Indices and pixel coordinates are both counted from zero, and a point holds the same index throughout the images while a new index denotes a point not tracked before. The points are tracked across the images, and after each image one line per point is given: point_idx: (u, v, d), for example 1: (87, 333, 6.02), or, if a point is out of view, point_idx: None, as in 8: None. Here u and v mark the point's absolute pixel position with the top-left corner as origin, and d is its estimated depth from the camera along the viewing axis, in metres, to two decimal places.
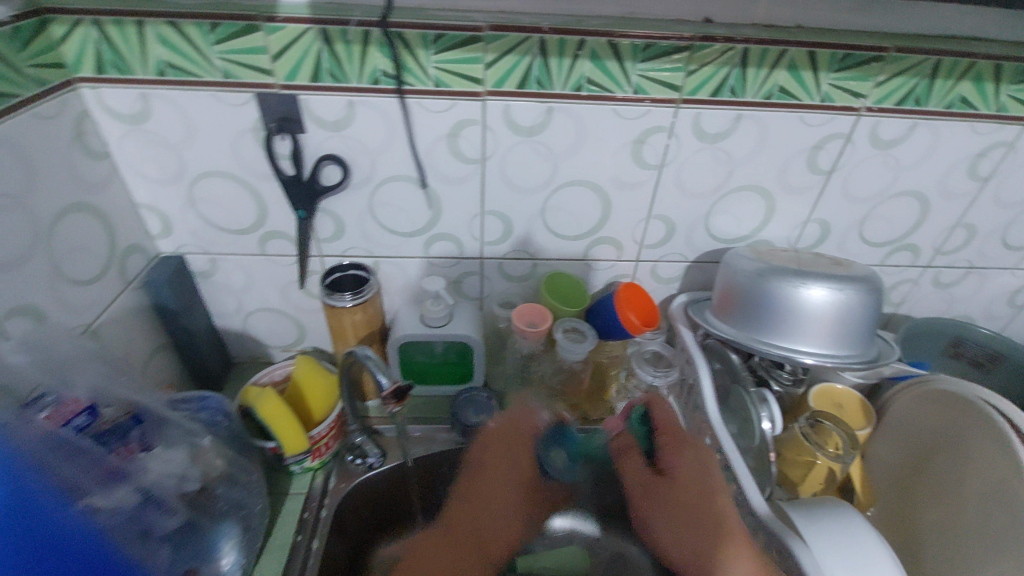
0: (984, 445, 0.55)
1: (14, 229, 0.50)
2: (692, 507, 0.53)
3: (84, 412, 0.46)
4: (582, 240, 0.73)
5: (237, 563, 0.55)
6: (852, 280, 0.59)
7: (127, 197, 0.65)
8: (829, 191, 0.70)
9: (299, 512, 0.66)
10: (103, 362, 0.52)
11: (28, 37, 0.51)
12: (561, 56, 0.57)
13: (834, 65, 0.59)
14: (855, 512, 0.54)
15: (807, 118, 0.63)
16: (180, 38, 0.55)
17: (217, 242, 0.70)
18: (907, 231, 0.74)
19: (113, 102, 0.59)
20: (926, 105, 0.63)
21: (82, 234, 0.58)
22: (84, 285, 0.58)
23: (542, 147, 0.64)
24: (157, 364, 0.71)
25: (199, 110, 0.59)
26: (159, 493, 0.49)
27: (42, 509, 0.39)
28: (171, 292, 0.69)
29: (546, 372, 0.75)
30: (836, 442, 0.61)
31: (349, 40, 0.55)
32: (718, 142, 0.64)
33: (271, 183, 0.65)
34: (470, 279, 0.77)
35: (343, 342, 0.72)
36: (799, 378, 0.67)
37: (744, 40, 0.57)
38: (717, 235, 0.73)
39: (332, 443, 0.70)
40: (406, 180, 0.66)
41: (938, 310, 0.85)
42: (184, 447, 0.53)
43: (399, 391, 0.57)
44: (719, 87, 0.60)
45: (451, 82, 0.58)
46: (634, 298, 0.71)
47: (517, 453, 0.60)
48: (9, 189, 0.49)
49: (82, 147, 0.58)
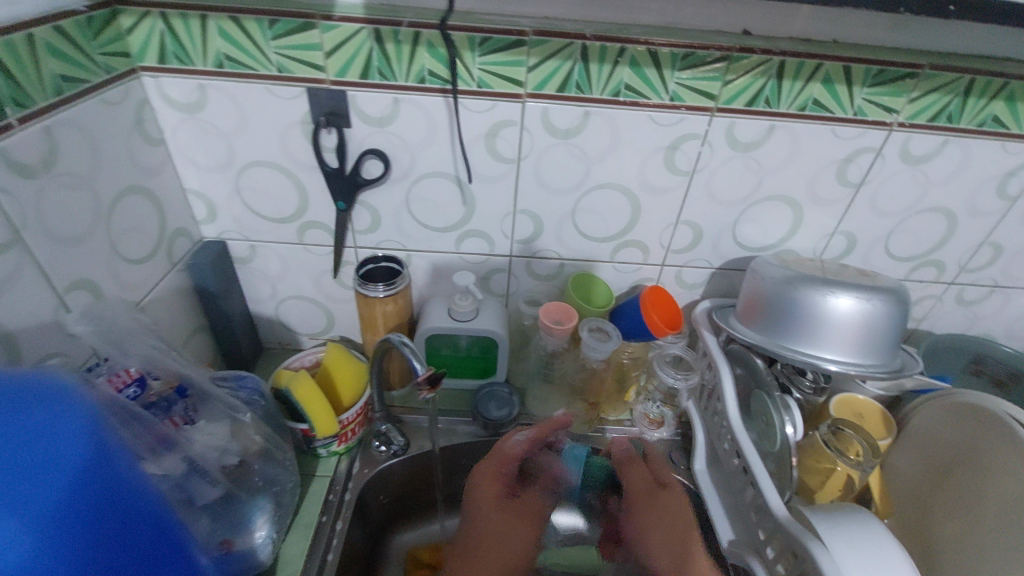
0: (1007, 460, 0.55)
1: (79, 207, 0.53)
2: (673, 530, 0.65)
3: (134, 383, 0.50)
4: (610, 242, 0.75)
5: (268, 537, 0.57)
6: (879, 291, 0.60)
7: (178, 183, 0.68)
8: (856, 204, 0.71)
9: (324, 494, 0.68)
10: (155, 337, 0.55)
11: (100, 27, 0.54)
12: (602, 62, 0.59)
13: (868, 80, 0.60)
14: (874, 519, 0.55)
15: (838, 131, 0.64)
16: (240, 33, 0.57)
17: (258, 229, 0.73)
18: (933, 246, 0.75)
19: (172, 91, 0.62)
20: (958, 122, 0.64)
21: (137, 216, 0.61)
22: (136, 264, 0.61)
23: (577, 150, 0.66)
24: (195, 344, 0.73)
25: (252, 102, 0.62)
26: (203, 464, 0.51)
27: (119, 478, 0.36)
28: (213, 275, 0.71)
29: (569, 370, 0.77)
30: (857, 450, 0.61)
31: (399, 40, 0.57)
32: (750, 151, 0.66)
33: (314, 175, 0.68)
34: (498, 276, 0.79)
35: (373, 331, 0.74)
36: (820, 387, 0.68)
37: (781, 53, 0.58)
38: (744, 243, 0.75)
39: (358, 429, 0.72)
40: (443, 176, 0.68)
41: (960, 328, 0.86)
42: (225, 422, 0.56)
43: (433, 378, 0.59)
44: (754, 98, 0.61)
45: (493, 84, 0.61)
46: (658, 301, 0.72)
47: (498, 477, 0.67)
48: (77, 169, 0.52)
49: (141, 133, 0.61)
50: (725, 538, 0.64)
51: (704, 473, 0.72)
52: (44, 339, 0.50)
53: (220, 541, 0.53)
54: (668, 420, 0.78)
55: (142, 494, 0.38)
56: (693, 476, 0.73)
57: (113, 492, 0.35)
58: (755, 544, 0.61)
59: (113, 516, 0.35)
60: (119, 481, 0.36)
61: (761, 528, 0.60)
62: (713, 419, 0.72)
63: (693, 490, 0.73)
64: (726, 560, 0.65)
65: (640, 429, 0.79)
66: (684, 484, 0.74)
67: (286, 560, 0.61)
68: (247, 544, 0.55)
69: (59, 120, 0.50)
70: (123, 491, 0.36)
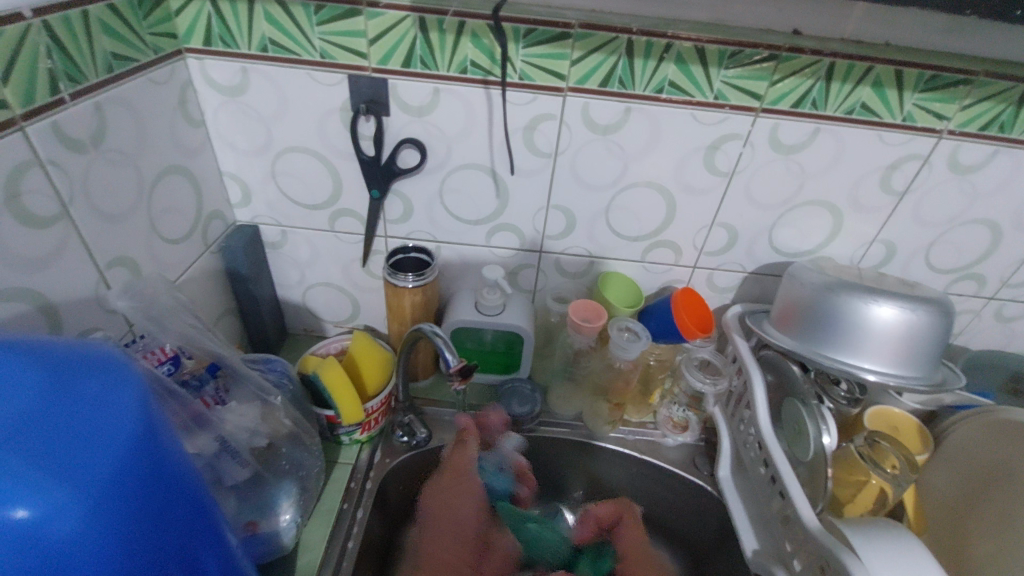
0: None
1: (123, 183, 0.54)
2: None
3: (169, 361, 0.51)
4: (642, 241, 0.74)
5: (293, 521, 0.57)
6: (922, 301, 0.59)
7: (214, 165, 0.69)
8: (898, 212, 0.69)
9: (346, 481, 0.67)
10: (192, 316, 0.55)
11: (150, 8, 0.55)
12: (647, 58, 0.58)
13: (919, 85, 0.59)
14: (908, 534, 0.53)
15: (886, 136, 0.63)
16: (286, 18, 0.58)
17: (291, 215, 0.74)
18: (975, 259, 0.73)
19: (215, 74, 0.62)
20: (1011, 132, 0.62)
21: (176, 196, 0.61)
22: (173, 244, 0.62)
23: (616, 147, 0.65)
24: (224, 326, 0.74)
25: (293, 86, 0.62)
26: (234, 443, 0.52)
27: (164, 455, 0.34)
28: (244, 258, 0.72)
29: (594, 370, 0.76)
30: (893, 463, 0.60)
31: (444, 29, 0.57)
32: (793, 154, 0.65)
33: (351, 163, 0.68)
34: (527, 271, 0.78)
35: (400, 322, 0.74)
36: (855, 399, 0.66)
37: (831, 54, 0.57)
38: (780, 249, 0.74)
39: (381, 419, 0.72)
40: (477, 168, 0.68)
41: (997, 344, 0.83)
42: (256, 404, 0.56)
43: (465, 370, 0.58)
44: (801, 100, 0.60)
45: (535, 76, 0.60)
46: (691, 303, 0.71)
47: (459, 497, 0.68)
48: (123, 146, 0.53)
49: (184, 114, 0.62)
50: (750, 547, 0.63)
51: (728, 481, 0.70)
52: (86, 313, 0.50)
53: (246, 522, 0.54)
54: (692, 425, 0.77)
55: (184, 476, 0.37)
56: (716, 483, 0.72)
57: (158, 472, 0.34)
58: (782, 555, 0.60)
59: (157, 497, 0.34)
60: (166, 459, 0.35)
61: (788, 540, 0.59)
62: (739, 427, 0.71)
63: (717, 498, 0.72)
64: (750, 571, 0.64)
65: (663, 432, 0.78)
66: (709, 492, 0.73)
67: (308, 545, 0.61)
68: (273, 527, 0.55)
69: (108, 97, 0.50)
70: (168, 469, 0.35)
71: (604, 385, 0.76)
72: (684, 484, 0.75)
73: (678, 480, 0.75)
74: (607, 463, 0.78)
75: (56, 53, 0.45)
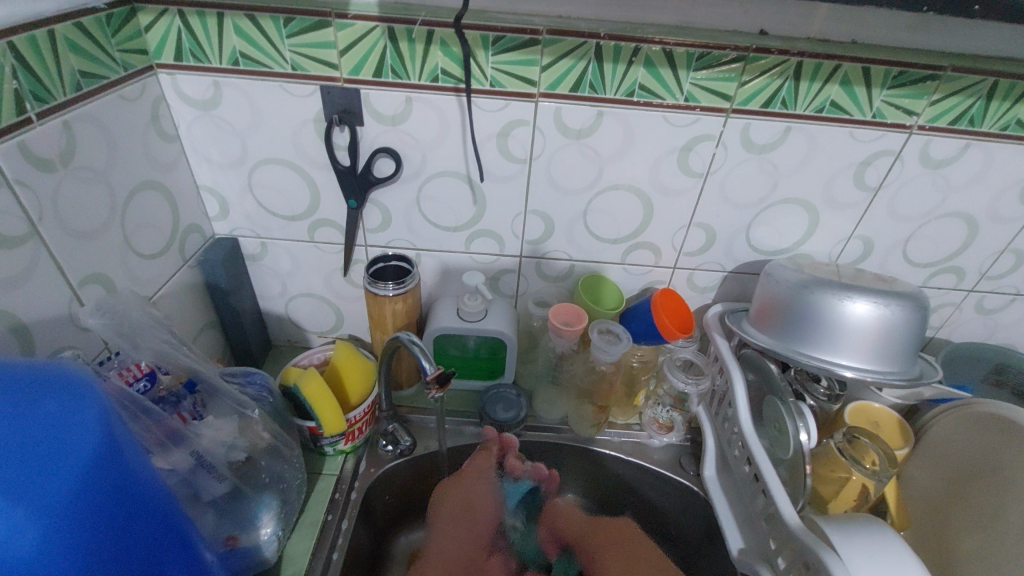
0: (1008, 452, 0.57)
1: (95, 201, 0.53)
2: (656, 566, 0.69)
3: (143, 377, 0.52)
4: (620, 244, 0.74)
5: (274, 534, 0.57)
6: (897, 296, 0.59)
7: (191, 179, 0.69)
8: (874, 208, 0.69)
9: (330, 493, 0.67)
10: (166, 331, 0.55)
11: (120, 24, 0.55)
12: (616, 62, 0.58)
13: (887, 81, 0.59)
14: (888, 530, 0.53)
15: (857, 133, 0.63)
16: (256, 31, 0.58)
17: (269, 226, 0.74)
18: (953, 252, 0.73)
19: (187, 88, 0.62)
20: (981, 125, 0.62)
21: (150, 212, 0.61)
22: (149, 260, 0.62)
23: (589, 151, 0.65)
24: (206, 340, 0.74)
25: (266, 98, 0.62)
26: (211, 459, 0.52)
27: (127, 471, 0.34)
28: (224, 271, 0.72)
29: (578, 372, 0.76)
30: (873, 459, 0.60)
31: (413, 38, 0.57)
32: (765, 153, 0.65)
33: (326, 173, 0.68)
34: (508, 276, 0.79)
35: (381, 331, 0.74)
36: (835, 395, 0.67)
37: (798, 54, 0.58)
38: (757, 247, 0.74)
39: (365, 429, 0.71)
40: (453, 175, 0.68)
41: (978, 336, 0.84)
42: (234, 418, 0.56)
43: (443, 377, 0.58)
44: (771, 99, 0.61)
45: (506, 83, 0.60)
46: (669, 303, 0.72)
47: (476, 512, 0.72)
48: (94, 163, 0.53)
49: (157, 130, 0.62)
50: (736, 547, 0.63)
51: (713, 480, 0.71)
52: (57, 332, 0.50)
53: (225, 537, 0.53)
54: (677, 425, 0.77)
55: (149, 489, 0.36)
56: (702, 482, 0.72)
57: (120, 488, 0.33)
58: (766, 553, 0.60)
59: (120, 513, 0.33)
60: (129, 475, 0.34)
61: (771, 538, 0.59)
62: (723, 425, 0.71)
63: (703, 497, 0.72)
64: (734, 570, 0.64)
65: (648, 433, 0.78)
66: (694, 492, 0.73)
67: (291, 558, 0.61)
68: (253, 541, 0.55)
69: (77, 115, 0.50)
70: (131, 486, 0.34)
71: (588, 388, 0.76)
72: (670, 484, 0.75)
73: (664, 481, 0.75)
74: (594, 466, 0.78)
75: (21, 72, 0.45)
